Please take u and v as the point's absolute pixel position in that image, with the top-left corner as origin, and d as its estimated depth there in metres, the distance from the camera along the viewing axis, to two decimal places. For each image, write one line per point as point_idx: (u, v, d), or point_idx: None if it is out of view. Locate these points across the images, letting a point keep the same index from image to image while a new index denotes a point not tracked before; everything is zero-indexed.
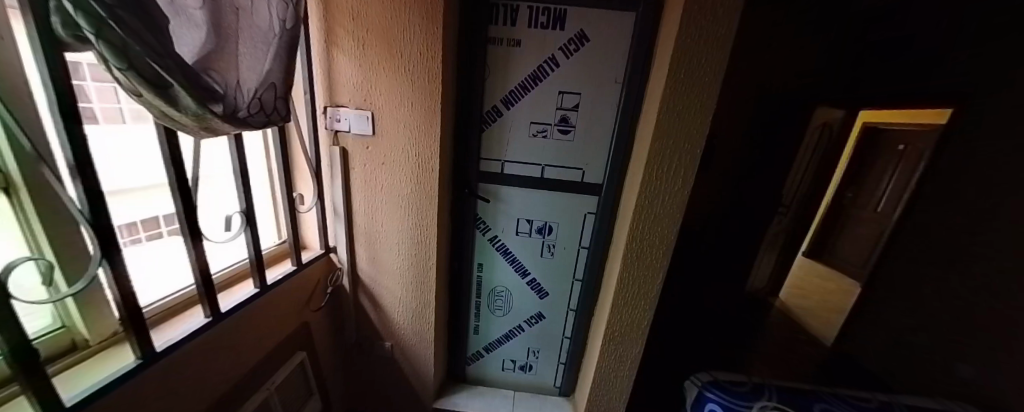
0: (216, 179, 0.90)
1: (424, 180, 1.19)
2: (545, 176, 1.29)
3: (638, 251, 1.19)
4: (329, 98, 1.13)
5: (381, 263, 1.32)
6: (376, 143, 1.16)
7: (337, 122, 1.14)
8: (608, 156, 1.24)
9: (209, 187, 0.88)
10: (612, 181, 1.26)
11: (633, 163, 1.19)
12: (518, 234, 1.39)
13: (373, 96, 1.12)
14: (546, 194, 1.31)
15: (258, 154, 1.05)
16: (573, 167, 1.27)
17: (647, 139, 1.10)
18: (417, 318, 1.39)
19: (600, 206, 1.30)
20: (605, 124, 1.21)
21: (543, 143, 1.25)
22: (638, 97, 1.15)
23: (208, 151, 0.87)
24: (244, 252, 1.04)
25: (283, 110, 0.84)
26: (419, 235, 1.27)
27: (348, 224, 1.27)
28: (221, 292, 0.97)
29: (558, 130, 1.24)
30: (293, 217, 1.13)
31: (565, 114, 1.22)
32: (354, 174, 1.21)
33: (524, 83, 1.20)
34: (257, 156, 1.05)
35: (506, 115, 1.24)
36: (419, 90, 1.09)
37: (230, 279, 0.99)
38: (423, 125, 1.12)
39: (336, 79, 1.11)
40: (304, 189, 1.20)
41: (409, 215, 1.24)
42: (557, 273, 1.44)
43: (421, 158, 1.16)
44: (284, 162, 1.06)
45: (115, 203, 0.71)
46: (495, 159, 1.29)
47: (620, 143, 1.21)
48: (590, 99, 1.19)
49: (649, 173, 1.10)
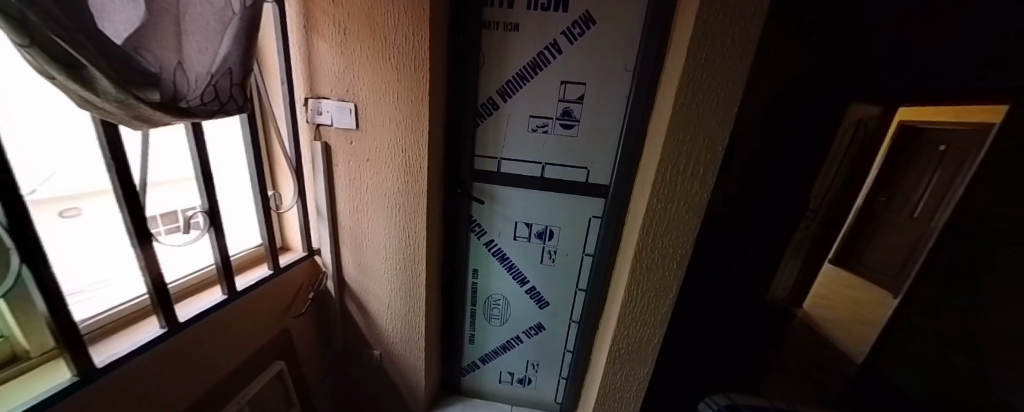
0: (178, 178, 0.81)
1: (412, 180, 1.08)
2: (545, 176, 1.17)
3: (647, 260, 1.06)
4: (309, 88, 1.04)
5: (368, 267, 1.23)
6: (360, 138, 1.06)
7: (318, 115, 1.05)
8: (616, 153, 1.11)
9: (173, 184, 0.80)
10: (620, 181, 1.12)
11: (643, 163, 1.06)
12: (517, 239, 1.27)
13: (356, 86, 1.01)
14: (546, 195, 1.19)
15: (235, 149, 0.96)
16: (577, 166, 1.14)
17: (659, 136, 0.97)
18: (407, 327, 1.30)
19: (606, 211, 1.17)
20: (613, 118, 1.08)
21: (544, 140, 1.13)
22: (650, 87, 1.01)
23: (159, 147, 0.77)
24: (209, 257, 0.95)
25: (241, 99, 0.75)
26: (409, 239, 1.17)
27: (332, 226, 1.18)
28: (183, 301, 0.89)
29: (561, 125, 1.11)
30: (269, 218, 1.04)
31: (569, 107, 1.09)
32: (337, 172, 1.11)
33: (523, 72, 1.08)
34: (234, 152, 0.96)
35: (503, 107, 1.12)
36: (405, 79, 0.99)
37: (195, 286, 0.92)
38: (411, 119, 1.02)
39: (317, 67, 1.01)
40: (284, 188, 1.12)
41: (396, 217, 1.14)
42: (558, 282, 1.32)
43: (409, 155, 1.05)
44: (256, 158, 0.96)
45: (48, 210, 0.63)
46: (490, 157, 1.18)
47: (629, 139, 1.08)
48: (596, 88, 1.06)
49: (660, 174, 0.97)
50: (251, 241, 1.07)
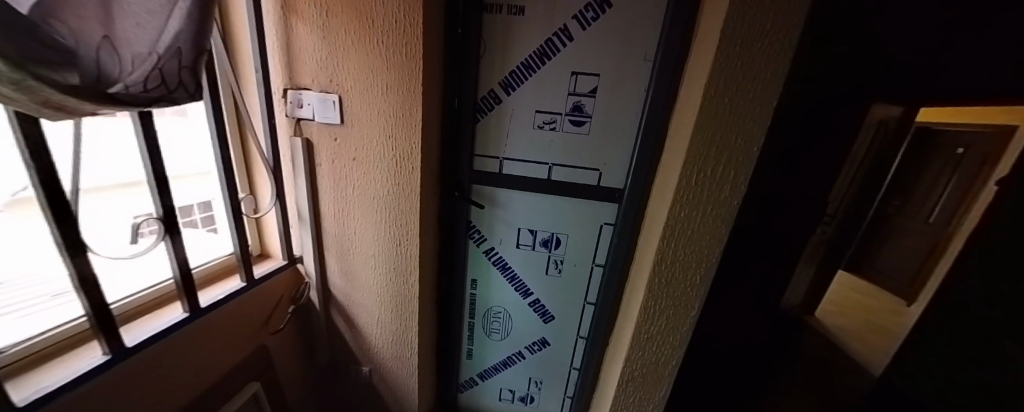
0: (124, 180, 0.70)
1: (403, 182, 0.96)
2: (552, 179, 1.05)
3: (667, 273, 0.94)
4: (288, 78, 0.92)
5: (356, 277, 1.11)
6: (346, 133, 0.94)
7: (297, 108, 0.93)
8: (634, 152, 0.98)
9: (117, 187, 0.69)
10: (637, 184, 1.00)
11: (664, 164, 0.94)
12: (520, 247, 1.16)
13: (340, 75, 0.89)
14: (553, 200, 1.07)
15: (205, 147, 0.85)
16: (588, 168, 1.02)
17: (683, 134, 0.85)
18: (398, 342, 1.18)
19: (620, 218, 1.05)
20: (631, 113, 0.96)
21: (551, 138, 1.01)
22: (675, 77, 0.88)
23: (96, 138, 0.65)
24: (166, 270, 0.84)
25: (194, 85, 0.63)
26: (400, 247, 1.05)
27: (315, 232, 1.06)
28: (133, 321, 0.77)
29: (571, 121, 0.99)
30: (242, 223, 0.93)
31: (581, 101, 0.97)
32: (320, 172, 0.99)
33: (529, 62, 0.96)
34: (203, 149, 0.85)
35: (506, 102, 1.00)
36: (395, 69, 0.86)
37: (148, 304, 0.80)
38: (402, 112, 0.89)
39: (297, 54, 0.90)
40: (262, 189, 1.00)
41: (386, 223, 1.02)
42: (565, 294, 1.20)
43: (399, 154, 0.93)
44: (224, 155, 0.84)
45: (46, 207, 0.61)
46: (491, 156, 1.06)
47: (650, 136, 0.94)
48: (612, 81, 0.94)
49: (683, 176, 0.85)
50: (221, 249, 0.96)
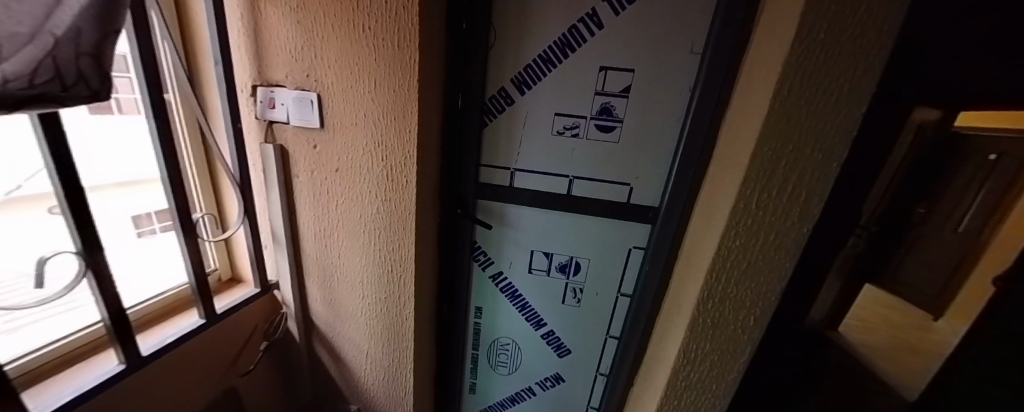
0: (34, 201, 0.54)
1: (395, 199, 0.80)
2: (573, 194, 0.88)
3: (712, 313, 0.78)
4: (257, 72, 0.76)
5: (342, 307, 0.95)
6: (327, 140, 0.78)
7: (269, 108, 0.77)
8: (674, 165, 0.80)
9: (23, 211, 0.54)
10: (677, 203, 0.83)
11: (711, 181, 0.77)
12: (533, 272, 0.99)
13: (318, 69, 0.73)
14: (573, 219, 0.91)
15: (144, 152, 0.71)
16: (617, 182, 0.86)
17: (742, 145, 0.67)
18: (390, 381, 1.02)
19: (652, 242, 0.88)
20: (673, 117, 0.78)
21: (573, 146, 0.85)
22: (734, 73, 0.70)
23: None
24: (93, 315, 0.66)
25: (100, 77, 0.47)
26: (391, 275, 0.88)
27: (293, 254, 0.90)
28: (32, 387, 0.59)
29: (597, 126, 0.82)
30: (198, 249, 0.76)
31: (611, 102, 0.80)
32: (297, 185, 0.83)
33: (548, 54, 0.79)
34: (140, 155, 0.71)
35: (520, 102, 0.84)
36: (384, 62, 0.69)
37: (60, 360, 0.62)
38: (393, 115, 0.73)
39: (266, 43, 0.74)
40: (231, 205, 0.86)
41: (375, 247, 0.86)
42: (584, 326, 1.04)
43: (391, 165, 0.77)
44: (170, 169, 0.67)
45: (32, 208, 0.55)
46: (501, 167, 0.90)
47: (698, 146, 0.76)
48: (651, 77, 0.76)
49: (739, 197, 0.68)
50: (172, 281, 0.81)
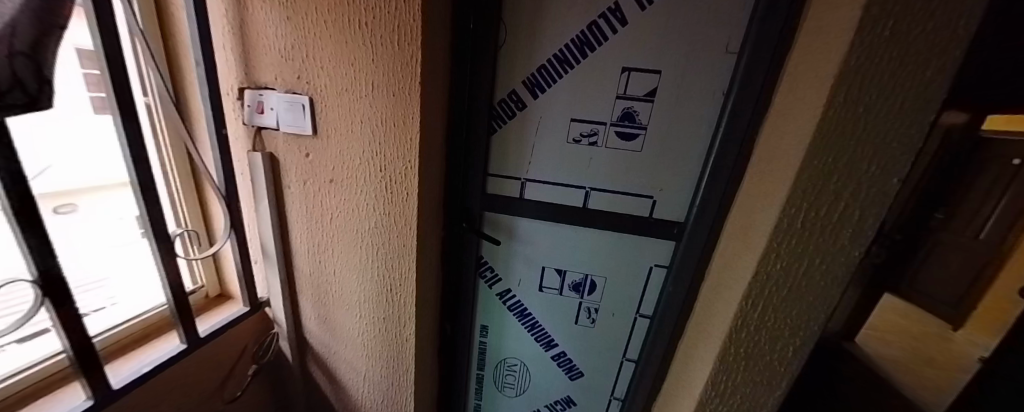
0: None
1: (395, 213, 0.72)
2: (590, 208, 0.81)
3: (743, 348, 0.69)
4: (243, 73, 0.69)
5: (337, 327, 0.88)
6: (320, 148, 0.71)
7: (257, 113, 0.70)
8: (703, 177, 0.72)
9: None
10: (706, 220, 0.74)
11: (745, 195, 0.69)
12: (544, 289, 0.92)
13: (309, 70, 0.66)
14: (589, 235, 0.83)
15: (109, 157, 0.64)
16: (638, 195, 0.78)
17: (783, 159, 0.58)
18: (390, 405, 0.95)
19: (676, 261, 0.80)
20: (703, 124, 0.70)
21: (590, 155, 0.77)
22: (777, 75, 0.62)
23: None
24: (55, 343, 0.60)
25: (38, 82, 0.40)
26: (390, 295, 0.80)
27: (285, 271, 0.83)
28: None
29: (618, 133, 0.74)
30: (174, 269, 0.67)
31: (634, 106, 0.72)
32: (288, 197, 0.76)
33: (564, 54, 0.71)
34: (105, 160, 0.64)
35: (533, 107, 0.76)
36: (383, 62, 0.62)
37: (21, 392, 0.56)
38: (392, 122, 0.65)
39: (252, 41, 0.66)
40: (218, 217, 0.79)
41: (372, 264, 0.78)
42: (598, 348, 0.96)
43: (390, 176, 0.69)
44: (141, 182, 0.60)
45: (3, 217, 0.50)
46: (511, 177, 0.82)
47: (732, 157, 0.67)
48: (680, 79, 0.68)
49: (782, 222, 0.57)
50: (149, 301, 0.75)
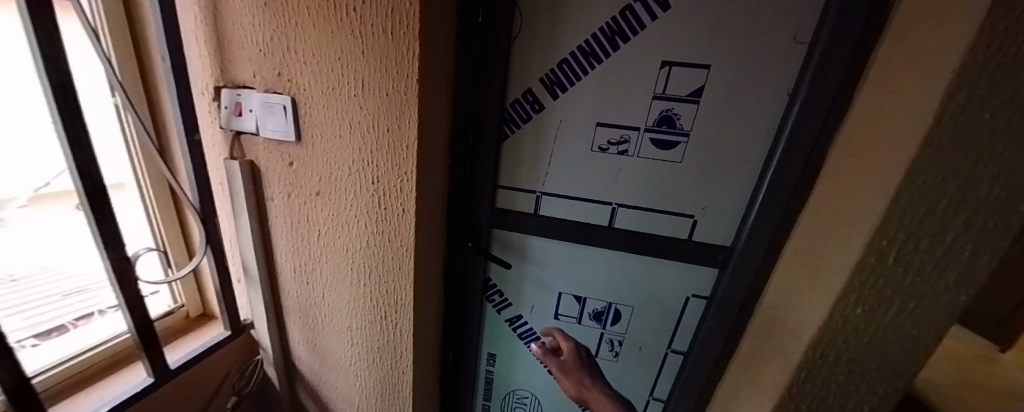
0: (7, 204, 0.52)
1: (390, 232, 0.62)
2: (616, 227, 0.69)
3: None
4: (219, 70, 0.60)
5: (327, 354, 0.79)
6: (304, 156, 0.61)
7: (235, 115, 0.61)
8: (757, 196, 0.60)
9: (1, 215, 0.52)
10: (759, 246, 0.62)
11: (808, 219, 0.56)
12: (560, 317, 0.81)
13: (291, 65, 0.56)
14: (613, 258, 0.72)
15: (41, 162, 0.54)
16: (675, 214, 0.66)
17: (856, 181, 0.45)
18: None
19: (718, 292, 0.68)
20: (760, 131, 0.58)
21: (619, 166, 0.66)
22: (866, 70, 0.49)
23: None
24: None
25: None
26: (384, 322, 0.70)
27: (270, 291, 0.74)
28: None
29: (653, 141, 0.63)
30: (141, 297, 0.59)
31: (674, 109, 0.60)
32: (271, 210, 0.67)
33: (591, 46, 0.60)
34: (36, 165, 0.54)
35: (552, 109, 0.65)
36: (374, 57, 0.52)
37: None
38: (385, 126, 0.55)
39: (227, 32, 0.57)
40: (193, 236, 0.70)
41: (364, 287, 0.68)
42: (620, 384, 0.85)
43: (383, 190, 0.59)
44: (92, 198, 0.51)
45: None
46: (524, 190, 0.72)
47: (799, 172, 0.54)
48: (735, 76, 0.56)
49: (838, 266, 0.44)
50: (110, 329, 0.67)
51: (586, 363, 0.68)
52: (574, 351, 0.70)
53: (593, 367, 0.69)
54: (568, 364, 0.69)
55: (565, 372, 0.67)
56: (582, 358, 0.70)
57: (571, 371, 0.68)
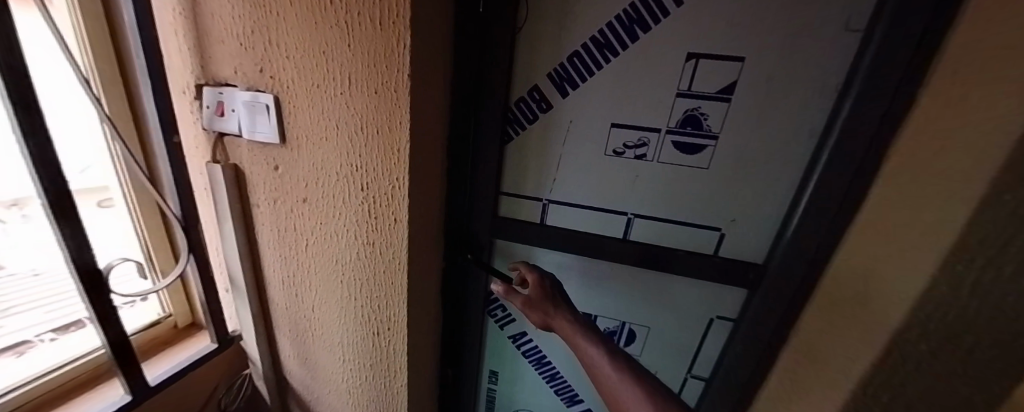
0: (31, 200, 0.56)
1: (380, 242, 0.57)
2: (631, 239, 0.64)
3: None
4: (199, 67, 0.55)
5: (318, 368, 0.74)
6: (290, 159, 0.56)
7: (217, 116, 0.57)
8: (797, 208, 0.52)
9: (24, 211, 0.56)
10: (798, 267, 0.54)
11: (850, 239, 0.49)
12: None
13: (273, 61, 0.51)
14: (627, 274, 0.67)
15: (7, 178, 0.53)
16: (698, 227, 0.60)
17: (921, 195, 0.38)
18: None
19: (746, 316, 0.60)
20: (801, 134, 0.50)
21: (635, 172, 0.59)
22: None
23: None
24: None
25: None
26: (377, 339, 0.65)
27: (258, 303, 0.70)
28: None
29: (675, 144, 0.56)
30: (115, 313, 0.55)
31: (701, 108, 0.53)
32: (258, 217, 0.63)
33: (606, 36, 0.53)
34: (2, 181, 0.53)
35: (561, 109, 0.59)
36: (361, 49, 0.46)
37: None
38: (375, 127, 0.50)
39: (206, 25, 0.52)
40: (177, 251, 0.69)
41: (355, 301, 0.63)
42: None
43: (373, 197, 0.54)
44: (57, 208, 0.47)
45: None
46: (531, 198, 0.66)
47: (851, 184, 0.46)
48: (774, 68, 0.48)
49: (900, 298, 0.37)
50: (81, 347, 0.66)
51: (552, 294, 0.59)
52: (540, 282, 0.60)
53: (562, 296, 0.61)
54: (533, 297, 0.60)
55: (530, 306, 0.59)
56: (549, 289, 0.61)
57: (536, 304, 0.59)
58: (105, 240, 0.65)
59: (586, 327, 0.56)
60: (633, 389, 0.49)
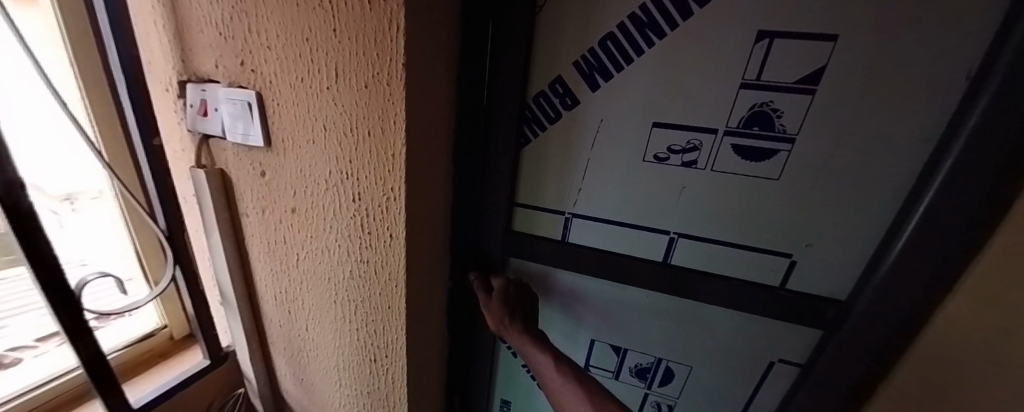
0: (82, 195, 0.62)
1: (375, 261, 0.49)
2: (672, 263, 0.54)
3: None
4: (180, 61, 0.50)
5: (315, 391, 0.68)
6: (277, 165, 0.50)
7: (200, 115, 0.51)
8: (898, 237, 0.39)
9: (76, 205, 0.61)
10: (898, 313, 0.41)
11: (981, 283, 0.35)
12: (592, 367, 0.68)
13: (254, 52, 0.44)
14: (665, 303, 0.57)
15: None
16: (760, 252, 0.49)
17: None
18: None
19: (816, 364, 0.49)
20: (910, 139, 0.37)
21: (682, 183, 0.49)
22: None
23: None
24: None
25: None
26: (374, 366, 0.58)
27: (252, 318, 0.65)
28: None
29: (734, 148, 0.45)
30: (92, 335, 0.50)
31: (773, 101, 0.42)
32: (247, 228, 0.57)
33: (651, 13, 0.42)
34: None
35: (589, 107, 0.49)
36: (349, 33, 0.38)
37: None
38: (365, 128, 0.41)
39: (184, 14, 0.46)
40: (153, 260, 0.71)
41: (350, 324, 0.56)
42: None
43: (365, 209, 0.46)
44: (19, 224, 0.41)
45: None
46: (551, 211, 0.58)
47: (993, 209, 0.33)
48: (878, 51, 0.35)
49: None
50: (56, 365, 0.65)
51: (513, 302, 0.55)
52: (504, 287, 0.57)
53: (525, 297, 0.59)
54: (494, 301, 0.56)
55: (489, 309, 0.56)
56: (514, 295, 0.57)
57: (496, 308, 0.56)
58: (96, 243, 0.65)
59: (536, 333, 0.55)
60: (578, 395, 0.48)
